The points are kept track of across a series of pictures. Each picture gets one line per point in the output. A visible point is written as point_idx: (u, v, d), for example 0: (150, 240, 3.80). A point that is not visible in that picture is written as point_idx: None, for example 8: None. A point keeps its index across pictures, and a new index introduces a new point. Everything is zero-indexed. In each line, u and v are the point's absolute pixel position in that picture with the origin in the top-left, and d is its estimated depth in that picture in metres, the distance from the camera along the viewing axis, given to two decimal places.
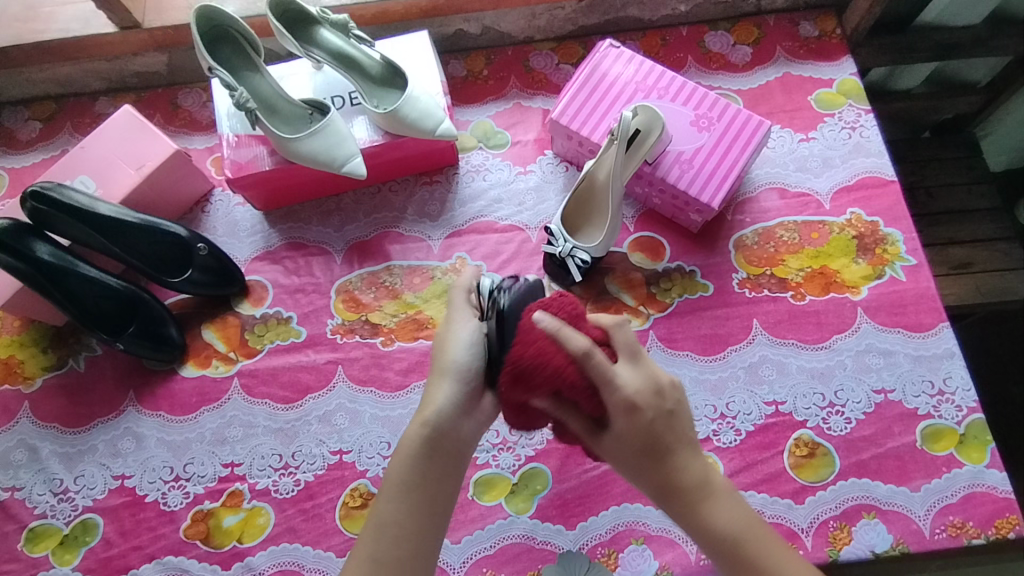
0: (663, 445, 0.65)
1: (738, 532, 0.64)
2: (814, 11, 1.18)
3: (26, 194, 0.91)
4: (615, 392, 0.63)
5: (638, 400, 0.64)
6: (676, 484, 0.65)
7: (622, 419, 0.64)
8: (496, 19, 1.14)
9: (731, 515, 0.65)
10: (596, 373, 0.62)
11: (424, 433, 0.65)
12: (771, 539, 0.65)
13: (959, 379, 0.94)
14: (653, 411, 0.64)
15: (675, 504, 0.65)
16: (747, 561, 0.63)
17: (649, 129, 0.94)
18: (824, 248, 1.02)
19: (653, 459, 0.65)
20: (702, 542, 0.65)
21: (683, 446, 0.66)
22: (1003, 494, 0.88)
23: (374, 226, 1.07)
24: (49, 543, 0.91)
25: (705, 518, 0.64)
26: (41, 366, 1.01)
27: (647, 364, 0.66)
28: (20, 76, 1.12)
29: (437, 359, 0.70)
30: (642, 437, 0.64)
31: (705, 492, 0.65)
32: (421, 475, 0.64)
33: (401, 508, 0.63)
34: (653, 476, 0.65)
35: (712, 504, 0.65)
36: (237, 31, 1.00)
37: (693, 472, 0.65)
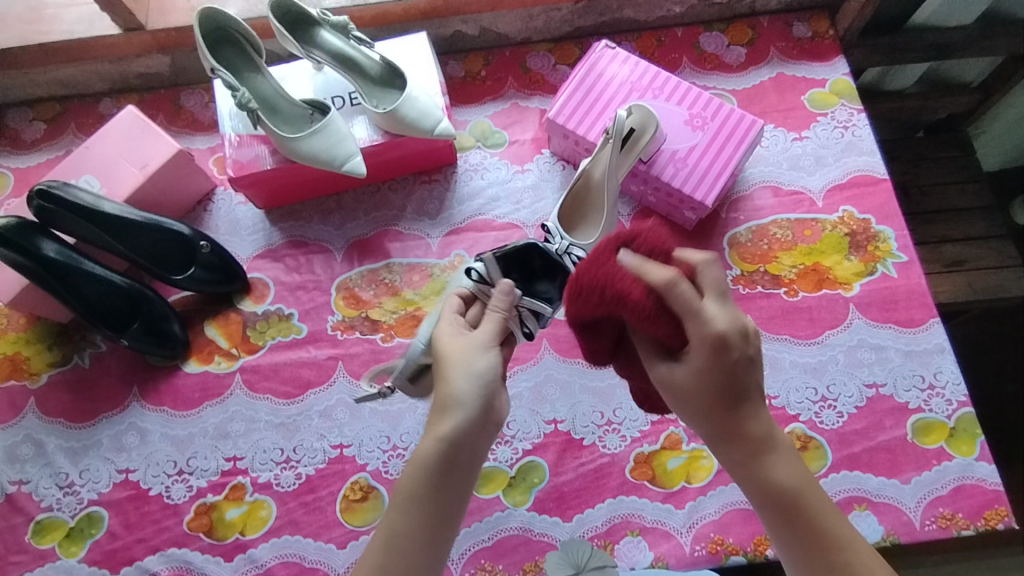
0: (741, 391, 0.61)
1: (798, 486, 0.61)
2: (808, 11, 1.20)
3: (32, 192, 0.93)
4: (699, 326, 0.58)
5: (727, 340, 0.58)
6: (741, 435, 0.61)
7: (699, 358, 0.59)
8: (494, 21, 1.16)
9: (793, 472, 0.61)
10: (679, 302, 0.58)
11: (439, 449, 0.61)
12: (827, 502, 0.61)
13: (949, 374, 0.95)
14: (736, 355, 0.59)
15: (734, 453, 0.62)
16: (803, 522, 0.60)
17: (643, 128, 0.96)
18: (817, 246, 1.04)
19: (720, 407, 0.61)
20: (755, 495, 0.62)
21: (751, 400, 0.62)
22: (992, 486, 0.90)
23: (374, 224, 1.09)
24: (55, 536, 0.93)
25: (766, 472, 0.61)
26: (46, 362, 1.03)
27: (734, 308, 0.60)
28: (25, 78, 1.14)
29: (445, 368, 0.65)
30: (713, 378, 0.60)
31: (772, 447, 0.61)
32: (431, 490, 0.61)
33: (409, 522, 0.60)
34: (722, 422, 0.61)
35: (774, 458, 0.61)
36: (239, 33, 1.02)
37: (759, 426, 0.61)
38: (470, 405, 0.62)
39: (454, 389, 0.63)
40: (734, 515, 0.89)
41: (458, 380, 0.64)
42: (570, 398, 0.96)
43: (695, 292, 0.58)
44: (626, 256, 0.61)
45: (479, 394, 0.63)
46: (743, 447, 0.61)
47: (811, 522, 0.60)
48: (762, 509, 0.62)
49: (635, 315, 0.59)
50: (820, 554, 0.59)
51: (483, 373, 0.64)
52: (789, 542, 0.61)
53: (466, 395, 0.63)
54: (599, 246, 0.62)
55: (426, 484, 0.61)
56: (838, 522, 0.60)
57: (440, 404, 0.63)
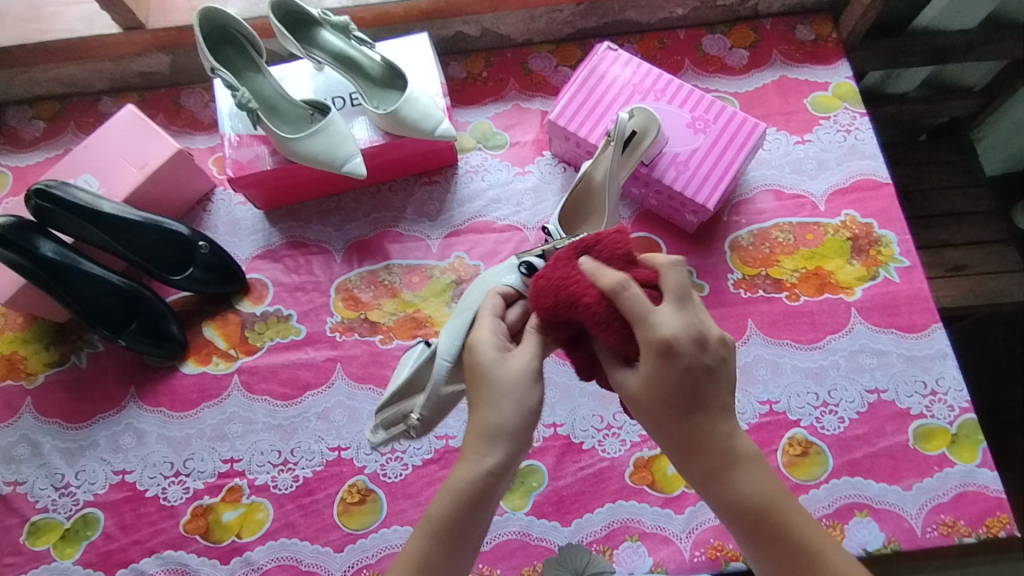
0: (700, 399, 0.57)
1: (764, 499, 0.57)
2: (811, 15, 1.19)
3: (29, 191, 0.92)
4: (648, 329, 0.55)
5: (675, 344, 0.55)
6: (701, 446, 0.58)
7: (651, 363, 0.56)
8: (496, 22, 1.15)
9: (761, 483, 0.58)
10: (629, 308, 0.56)
11: (477, 482, 0.58)
12: (798, 509, 0.58)
13: (951, 380, 0.95)
14: (690, 359, 0.56)
15: (695, 465, 0.58)
16: (774, 537, 0.57)
17: (645, 131, 0.95)
18: (819, 250, 1.03)
19: (679, 414, 0.57)
20: (722, 510, 0.59)
21: (711, 406, 0.58)
22: (994, 493, 0.89)
23: (374, 225, 1.08)
24: (51, 537, 0.93)
25: (733, 485, 0.57)
26: (43, 362, 1.02)
27: (693, 310, 0.57)
28: (25, 76, 1.14)
29: (487, 393, 0.60)
30: (666, 384, 0.56)
31: (738, 459, 0.58)
32: (467, 522, 0.58)
33: (441, 552, 0.58)
34: (680, 432, 0.58)
35: (738, 470, 0.58)
36: (239, 33, 1.02)
37: (722, 435, 0.58)
38: (513, 439, 0.59)
39: (498, 420, 0.59)
40: None
41: (505, 410, 0.59)
42: (570, 402, 0.95)
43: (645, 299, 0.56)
44: (588, 262, 0.60)
45: (524, 426, 0.60)
46: (702, 461, 0.58)
47: (782, 534, 0.57)
48: (730, 522, 0.59)
49: (590, 325, 0.58)
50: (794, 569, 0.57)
51: (530, 409, 0.60)
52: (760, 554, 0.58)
53: (511, 428, 0.59)
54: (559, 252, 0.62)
55: (460, 517, 0.58)
56: (812, 531, 0.57)
57: (481, 432, 0.59)
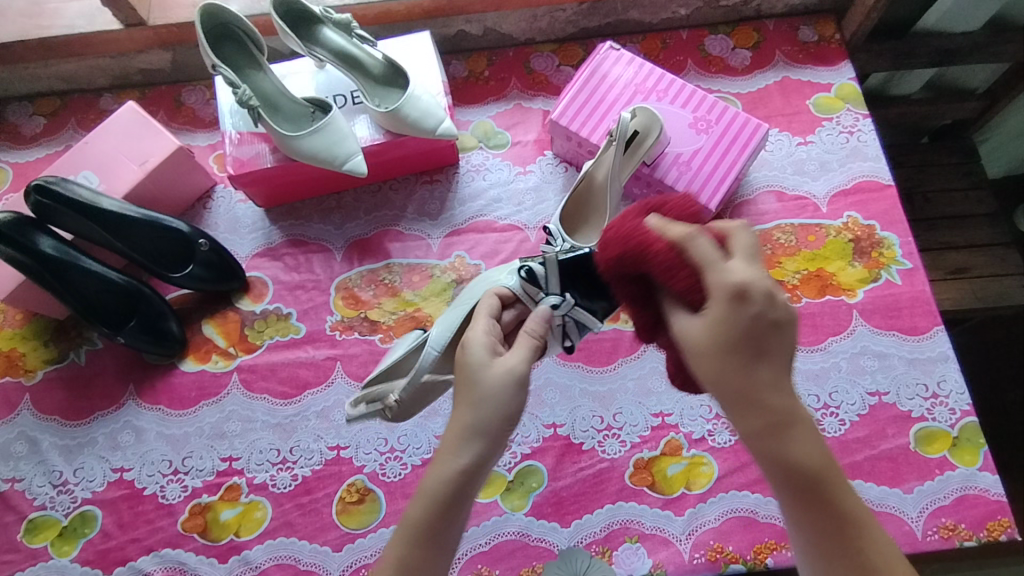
0: (756, 349, 0.51)
1: (823, 467, 0.52)
2: (815, 15, 1.19)
3: (29, 187, 0.92)
4: (717, 275, 0.52)
5: (748, 290, 0.51)
6: (762, 399, 0.52)
7: (717, 307, 0.52)
8: (498, 21, 1.15)
9: (823, 454, 0.53)
10: (698, 255, 0.53)
11: (451, 483, 0.58)
12: (855, 497, 0.54)
13: (953, 383, 0.94)
14: (760, 307, 0.51)
15: (748, 422, 0.52)
16: (825, 505, 0.53)
17: (647, 131, 0.95)
18: (821, 251, 1.03)
19: (738, 363, 0.51)
20: (772, 472, 0.54)
21: (773, 356, 0.52)
22: (995, 497, 0.89)
23: (374, 223, 1.08)
24: (49, 535, 0.92)
25: (794, 447, 0.52)
26: (42, 359, 1.02)
27: (763, 268, 0.54)
28: (26, 72, 1.13)
29: (472, 392, 0.60)
30: (728, 329, 0.51)
31: (804, 422, 0.52)
32: (440, 522, 0.58)
33: (412, 553, 0.57)
34: (734, 381, 0.52)
35: (801, 435, 0.52)
36: (241, 30, 1.01)
37: (782, 392, 0.52)
38: (492, 438, 0.59)
39: (478, 421, 0.59)
40: (734, 522, 0.88)
41: (488, 408, 0.59)
42: (569, 402, 0.95)
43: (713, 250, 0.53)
44: (652, 219, 0.58)
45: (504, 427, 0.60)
46: (763, 419, 0.51)
47: (833, 507, 0.53)
48: (777, 486, 0.54)
49: (658, 273, 0.55)
50: (839, 546, 0.53)
51: (510, 410, 0.60)
52: (807, 526, 0.54)
53: (492, 427, 0.59)
54: (626, 210, 0.60)
55: (434, 519, 0.58)
56: (862, 521, 0.53)
57: (459, 433, 0.59)
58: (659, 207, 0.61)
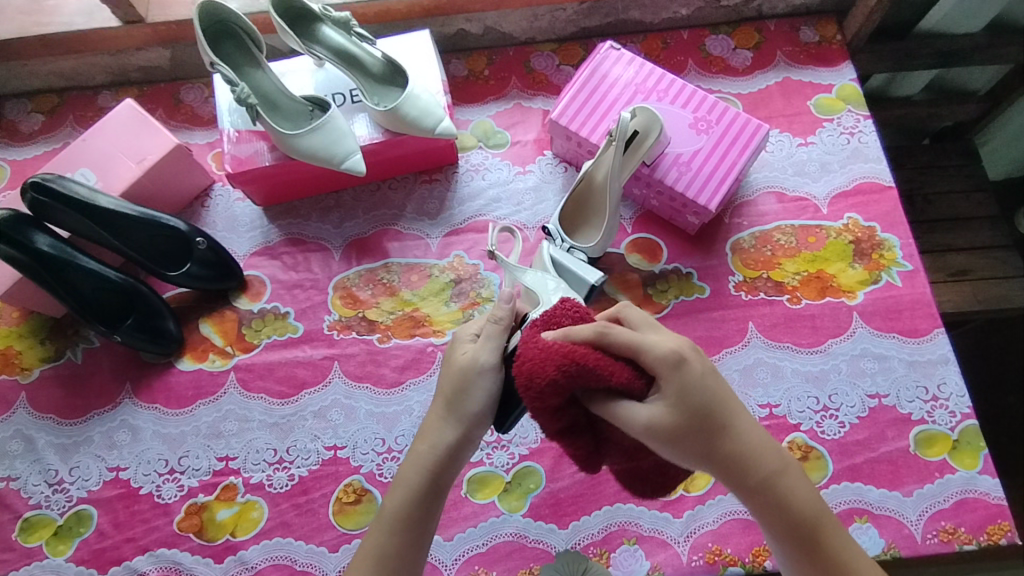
0: (723, 418, 0.60)
1: (812, 512, 0.62)
2: (816, 16, 1.18)
3: (26, 184, 0.91)
4: (652, 353, 0.58)
5: (683, 356, 0.59)
6: (746, 458, 0.61)
7: (669, 381, 0.58)
8: (499, 20, 1.15)
9: (809, 493, 0.62)
10: (619, 342, 0.57)
11: (426, 473, 0.65)
12: (840, 528, 0.63)
13: (953, 385, 0.94)
14: (699, 367, 0.60)
15: (740, 481, 0.61)
16: (820, 548, 0.61)
17: (648, 131, 0.95)
18: (821, 253, 1.02)
19: (704, 434, 0.59)
20: (774, 527, 0.62)
21: (738, 415, 0.62)
22: (996, 500, 0.88)
23: (373, 223, 1.08)
24: (44, 534, 0.92)
25: (784, 495, 0.61)
26: (38, 357, 1.01)
27: (669, 332, 0.62)
28: (24, 69, 1.13)
29: (446, 387, 0.67)
30: (687, 402, 0.58)
31: (783, 470, 0.62)
32: (415, 507, 0.64)
33: (388, 537, 0.63)
34: (719, 454, 0.60)
35: (787, 481, 0.62)
36: (240, 28, 1.01)
37: (762, 452, 0.61)
38: (464, 425, 0.65)
39: (454, 409, 0.66)
40: (733, 525, 0.88)
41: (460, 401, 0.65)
42: None
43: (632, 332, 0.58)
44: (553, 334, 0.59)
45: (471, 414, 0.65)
46: (756, 473, 0.61)
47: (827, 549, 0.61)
48: (780, 541, 0.63)
49: (598, 376, 0.56)
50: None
51: (473, 400, 0.65)
52: (810, 572, 0.62)
53: (464, 414, 0.65)
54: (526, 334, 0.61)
55: (409, 507, 0.64)
56: (853, 553, 0.62)
57: (436, 421, 0.66)
58: (550, 324, 0.63)
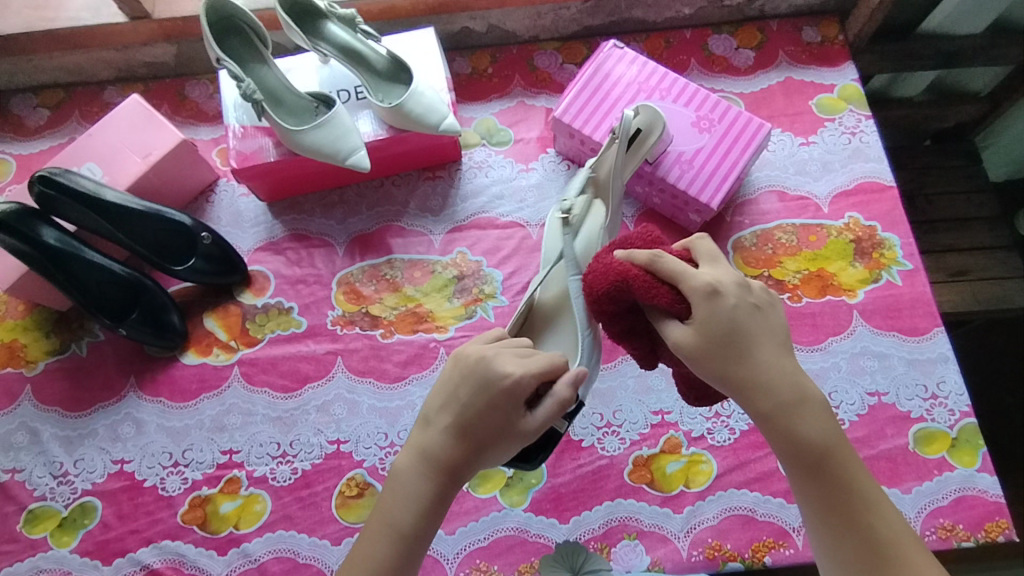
0: (746, 338, 0.58)
1: (827, 444, 0.58)
2: (818, 16, 1.19)
3: (34, 177, 0.92)
4: (690, 281, 0.59)
5: (719, 287, 0.59)
6: (764, 382, 0.58)
7: (699, 309, 0.58)
8: (503, 18, 1.16)
9: (828, 425, 0.58)
10: (668, 270, 0.60)
11: (435, 499, 0.63)
12: (854, 461, 0.59)
13: (952, 384, 0.95)
14: (734, 299, 0.59)
15: (755, 406, 0.58)
16: (830, 478, 0.58)
17: (650, 129, 0.95)
18: (822, 251, 1.03)
19: (725, 354, 0.58)
20: (781, 450, 0.59)
21: (765, 341, 0.59)
22: (993, 498, 0.89)
23: (376, 219, 1.08)
24: (49, 525, 0.93)
25: (798, 422, 0.57)
26: (43, 350, 1.02)
27: (727, 267, 0.62)
28: (30, 64, 1.14)
29: (480, 427, 0.63)
30: (713, 328, 0.58)
31: (803, 399, 0.58)
32: (416, 530, 0.63)
33: (387, 552, 0.62)
34: (735, 373, 0.58)
35: (805, 411, 0.58)
36: (246, 24, 1.01)
37: (785, 376, 0.58)
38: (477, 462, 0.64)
39: (477, 447, 0.64)
40: (733, 520, 0.88)
41: (488, 450, 0.64)
42: None
43: (679, 263, 0.60)
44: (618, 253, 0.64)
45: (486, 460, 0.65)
46: (771, 399, 0.58)
47: (838, 482, 0.58)
48: (786, 464, 0.59)
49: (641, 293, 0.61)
50: (841, 518, 0.57)
51: (496, 452, 0.64)
52: (813, 501, 0.59)
53: (484, 458, 0.64)
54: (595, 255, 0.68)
55: (413, 528, 0.63)
56: (866, 487, 0.58)
57: (463, 456, 0.64)
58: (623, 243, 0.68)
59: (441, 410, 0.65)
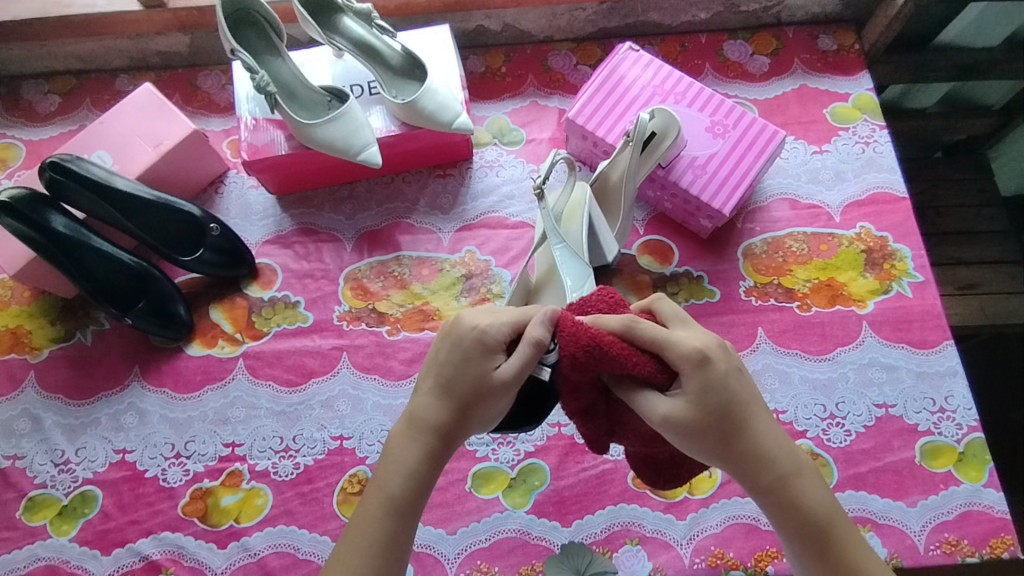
0: (738, 409, 0.60)
1: (824, 513, 0.61)
2: (834, 24, 1.19)
3: (44, 163, 0.92)
4: (675, 349, 0.59)
5: (707, 355, 0.59)
6: (762, 456, 0.61)
7: (690, 379, 0.59)
8: (518, 17, 1.15)
9: (821, 492, 0.62)
10: (645, 337, 0.60)
11: (425, 460, 0.64)
12: (851, 526, 0.62)
13: (961, 398, 0.94)
14: (723, 365, 0.60)
15: (754, 479, 0.61)
16: (831, 547, 0.61)
17: (664, 134, 0.95)
18: (832, 261, 1.02)
19: (721, 430, 0.60)
20: (781, 522, 0.62)
21: (756, 411, 0.62)
22: (999, 514, 0.88)
23: (386, 215, 1.08)
24: (48, 513, 0.92)
25: (795, 493, 0.61)
26: (48, 338, 1.02)
27: (699, 328, 0.63)
28: (43, 50, 1.13)
29: (458, 383, 0.63)
30: (707, 400, 0.59)
31: (797, 470, 0.62)
32: (406, 496, 0.63)
33: (376, 519, 0.62)
34: (731, 448, 0.60)
35: (801, 481, 0.61)
36: (261, 16, 1.01)
37: (775, 446, 0.61)
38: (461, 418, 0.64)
39: (463, 406, 0.63)
40: (736, 529, 0.88)
41: (475, 409, 0.63)
42: None
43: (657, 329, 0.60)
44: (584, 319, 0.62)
45: (473, 419, 0.64)
46: (766, 473, 0.61)
47: (839, 551, 0.61)
48: (789, 539, 0.62)
49: (618, 361, 0.60)
50: None
51: (484, 406, 0.63)
52: (818, 571, 0.62)
53: (471, 416, 0.64)
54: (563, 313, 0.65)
55: (408, 494, 0.63)
56: (863, 551, 0.61)
57: (449, 418, 0.64)
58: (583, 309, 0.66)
59: (425, 377, 0.67)
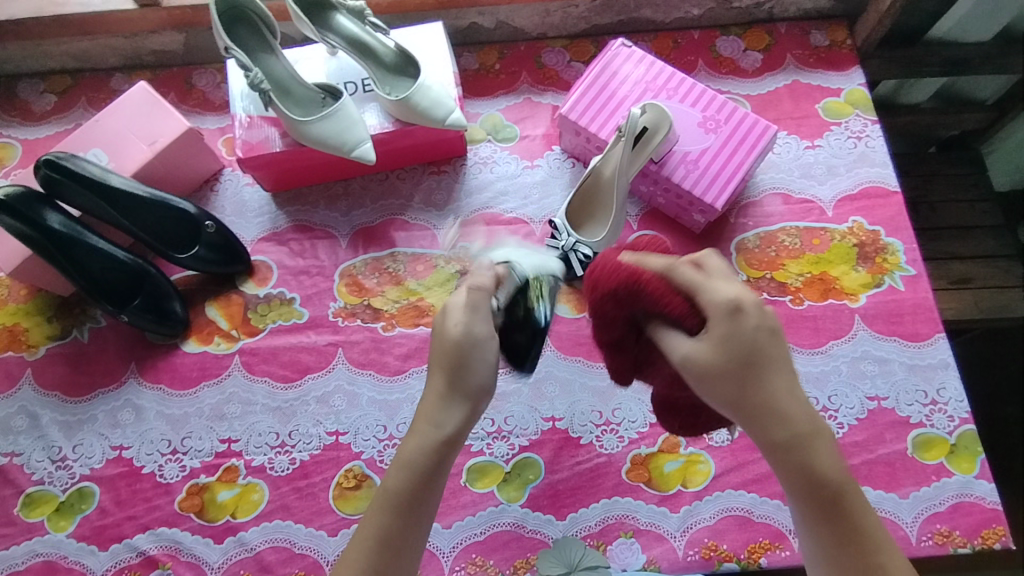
0: (763, 363, 0.59)
1: (840, 478, 0.60)
2: (826, 20, 1.19)
3: (39, 161, 0.92)
4: (710, 295, 0.60)
5: (741, 305, 0.60)
6: (782, 414, 0.60)
7: (719, 326, 0.59)
8: (511, 14, 1.16)
9: (838, 460, 0.60)
10: (683, 280, 0.61)
11: (429, 455, 0.64)
12: (866, 499, 0.61)
13: (952, 390, 0.95)
14: (756, 320, 0.60)
15: (771, 435, 0.60)
16: (841, 513, 0.60)
17: (656, 128, 0.96)
18: (824, 255, 1.03)
19: (742, 380, 0.59)
20: (791, 481, 0.61)
21: (782, 371, 0.60)
22: (991, 505, 0.89)
23: (381, 212, 1.08)
24: (45, 510, 0.93)
25: (814, 455, 0.60)
26: (45, 335, 1.02)
27: (741, 284, 0.62)
28: (38, 49, 1.14)
29: (440, 358, 0.65)
30: (731, 346, 0.59)
31: (819, 433, 0.60)
32: (408, 495, 0.63)
33: (380, 517, 0.63)
34: (750, 399, 0.59)
35: (822, 445, 0.60)
36: (254, 13, 1.01)
37: (797, 408, 0.60)
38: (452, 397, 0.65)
39: (452, 384, 0.65)
40: (730, 521, 0.88)
41: (456, 380, 0.65)
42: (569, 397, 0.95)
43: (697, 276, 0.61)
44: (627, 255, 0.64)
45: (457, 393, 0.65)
46: (784, 431, 0.59)
47: (848, 520, 0.60)
48: (796, 498, 0.61)
49: (653, 300, 0.61)
50: (848, 552, 0.60)
51: (462, 373, 0.65)
52: (823, 535, 0.61)
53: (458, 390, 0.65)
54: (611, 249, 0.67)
55: (411, 490, 0.63)
56: (874, 525, 0.60)
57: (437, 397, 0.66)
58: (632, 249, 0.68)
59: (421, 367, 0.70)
